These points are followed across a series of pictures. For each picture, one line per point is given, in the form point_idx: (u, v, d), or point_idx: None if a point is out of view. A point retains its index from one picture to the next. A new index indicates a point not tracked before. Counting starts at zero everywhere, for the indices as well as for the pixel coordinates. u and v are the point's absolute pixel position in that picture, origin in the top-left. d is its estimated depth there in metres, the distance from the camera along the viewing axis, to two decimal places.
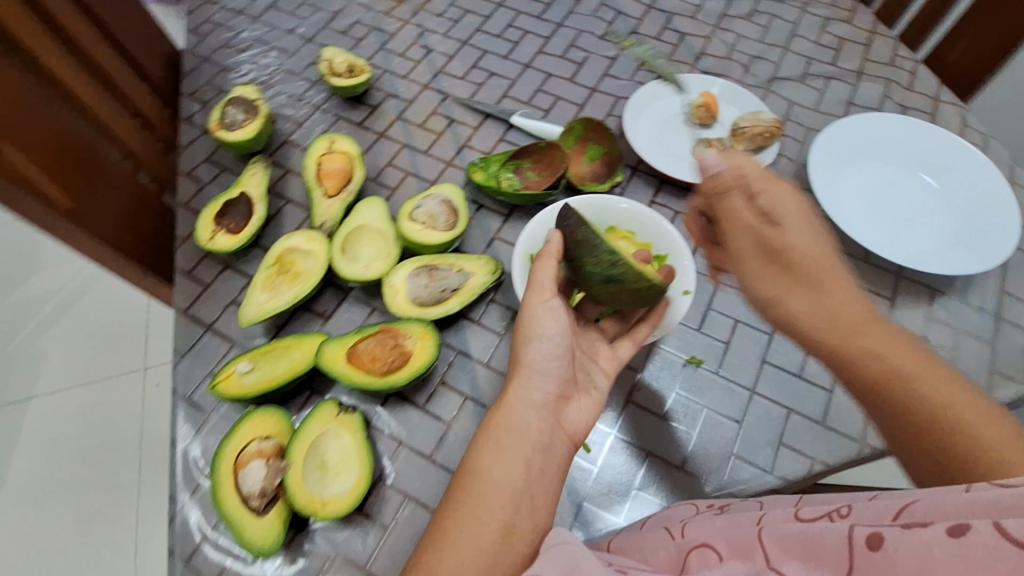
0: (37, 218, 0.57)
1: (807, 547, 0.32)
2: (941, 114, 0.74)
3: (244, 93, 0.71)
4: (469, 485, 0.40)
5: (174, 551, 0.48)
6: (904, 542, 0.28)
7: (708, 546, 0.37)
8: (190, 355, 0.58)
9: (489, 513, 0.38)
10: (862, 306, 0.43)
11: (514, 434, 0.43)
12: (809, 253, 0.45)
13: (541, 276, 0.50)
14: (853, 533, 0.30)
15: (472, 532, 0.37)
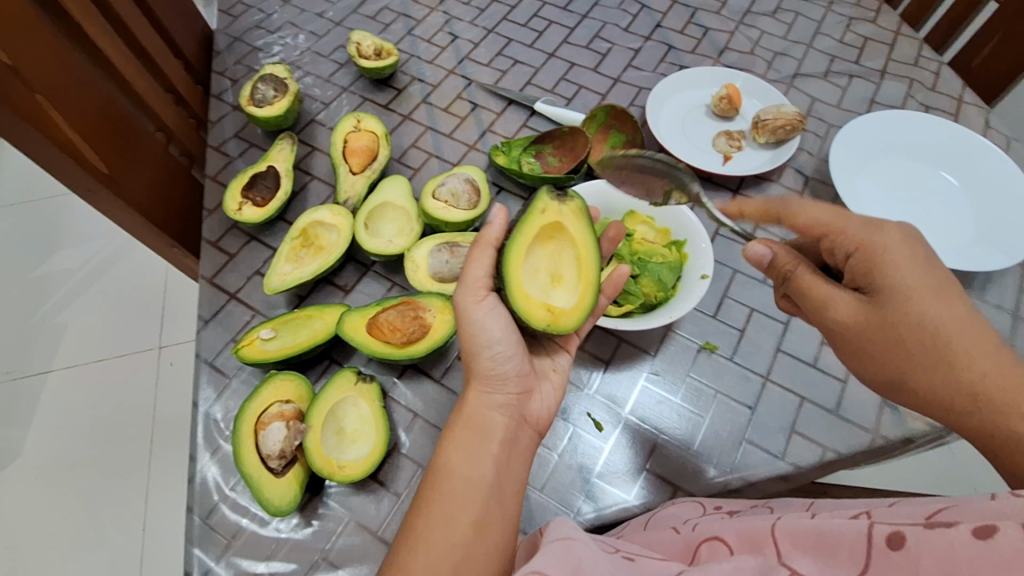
0: (74, 181, 0.59)
1: (820, 542, 0.33)
2: (964, 115, 0.74)
3: (274, 72, 0.73)
4: (436, 480, 0.39)
5: (192, 508, 0.49)
6: (927, 542, 0.29)
7: (718, 539, 0.38)
8: (213, 321, 0.59)
9: (456, 509, 0.37)
10: (950, 318, 0.38)
11: (475, 431, 0.42)
12: (932, 307, 0.39)
13: (471, 272, 0.46)
14: (873, 531, 0.31)
15: (437, 529, 0.37)
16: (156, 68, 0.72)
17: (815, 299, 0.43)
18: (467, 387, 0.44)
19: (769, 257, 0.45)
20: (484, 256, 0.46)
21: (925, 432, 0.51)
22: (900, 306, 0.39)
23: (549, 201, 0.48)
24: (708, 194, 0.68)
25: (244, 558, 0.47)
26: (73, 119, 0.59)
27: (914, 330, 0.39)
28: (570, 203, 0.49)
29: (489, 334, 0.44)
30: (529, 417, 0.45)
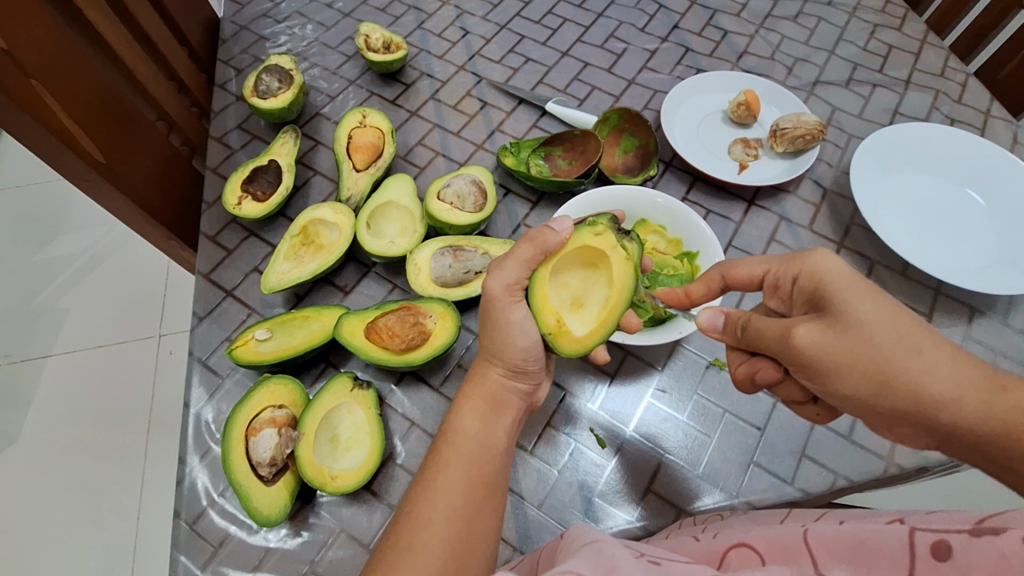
0: (70, 169, 0.57)
1: (859, 551, 0.31)
2: (991, 129, 0.72)
3: (280, 63, 0.71)
4: (447, 441, 0.39)
5: (179, 513, 0.48)
6: (976, 552, 0.28)
7: (747, 546, 0.36)
8: (209, 318, 0.58)
9: (467, 469, 0.37)
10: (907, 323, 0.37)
11: (497, 399, 0.42)
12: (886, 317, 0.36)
13: (510, 271, 0.42)
14: (916, 539, 0.30)
15: (456, 481, 0.37)
16: (159, 54, 0.70)
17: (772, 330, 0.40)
18: (490, 363, 0.43)
19: (723, 320, 0.44)
20: (529, 255, 0.43)
21: (941, 461, 0.49)
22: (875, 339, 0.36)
23: (606, 227, 0.47)
24: (722, 204, 0.65)
25: (231, 567, 0.46)
26: (72, 106, 0.57)
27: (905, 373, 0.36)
28: (626, 241, 0.47)
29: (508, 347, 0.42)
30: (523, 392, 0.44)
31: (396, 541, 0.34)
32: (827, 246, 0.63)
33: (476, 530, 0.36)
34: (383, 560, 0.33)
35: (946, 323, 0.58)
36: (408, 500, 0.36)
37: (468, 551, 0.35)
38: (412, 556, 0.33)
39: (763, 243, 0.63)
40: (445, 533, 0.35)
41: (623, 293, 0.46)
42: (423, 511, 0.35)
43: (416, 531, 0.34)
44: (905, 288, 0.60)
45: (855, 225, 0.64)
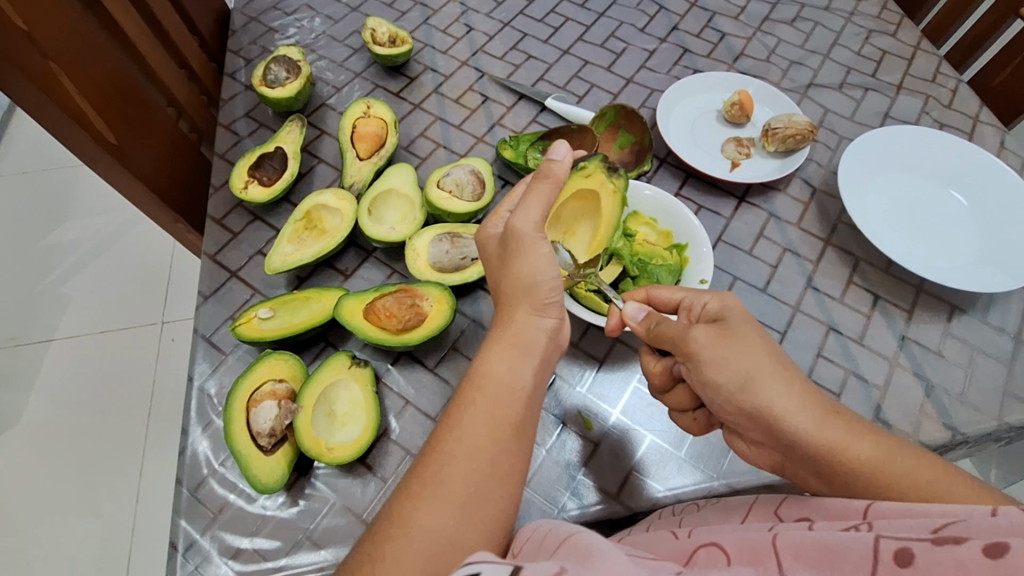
0: (83, 149, 0.60)
1: (823, 556, 0.31)
2: (979, 134, 0.73)
3: (288, 54, 0.73)
4: (476, 384, 0.39)
5: (180, 480, 0.50)
6: (937, 559, 0.27)
7: (717, 546, 0.36)
8: (213, 297, 0.60)
9: (493, 410, 0.37)
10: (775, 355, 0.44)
11: (530, 342, 0.41)
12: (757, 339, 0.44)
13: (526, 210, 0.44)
14: (880, 547, 0.29)
15: (480, 421, 0.37)
16: (171, 43, 0.72)
17: (660, 327, 0.47)
18: (516, 307, 0.42)
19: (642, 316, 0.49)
20: (548, 191, 0.44)
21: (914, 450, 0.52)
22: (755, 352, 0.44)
23: (595, 167, 0.55)
24: (713, 200, 0.67)
25: (229, 533, 0.48)
26: (84, 87, 0.59)
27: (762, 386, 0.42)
28: (614, 179, 0.54)
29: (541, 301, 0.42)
30: (549, 327, 0.42)
31: (422, 477, 0.35)
32: (814, 243, 0.65)
33: (500, 466, 0.36)
34: (411, 484, 0.35)
35: (925, 321, 0.60)
36: (434, 435, 0.37)
37: (492, 488, 0.36)
38: (437, 489, 0.35)
39: (752, 239, 0.65)
40: (470, 469, 0.35)
41: (609, 225, 0.55)
42: (447, 447, 0.36)
43: (439, 467, 0.35)
44: (888, 285, 0.62)
45: (842, 223, 0.66)
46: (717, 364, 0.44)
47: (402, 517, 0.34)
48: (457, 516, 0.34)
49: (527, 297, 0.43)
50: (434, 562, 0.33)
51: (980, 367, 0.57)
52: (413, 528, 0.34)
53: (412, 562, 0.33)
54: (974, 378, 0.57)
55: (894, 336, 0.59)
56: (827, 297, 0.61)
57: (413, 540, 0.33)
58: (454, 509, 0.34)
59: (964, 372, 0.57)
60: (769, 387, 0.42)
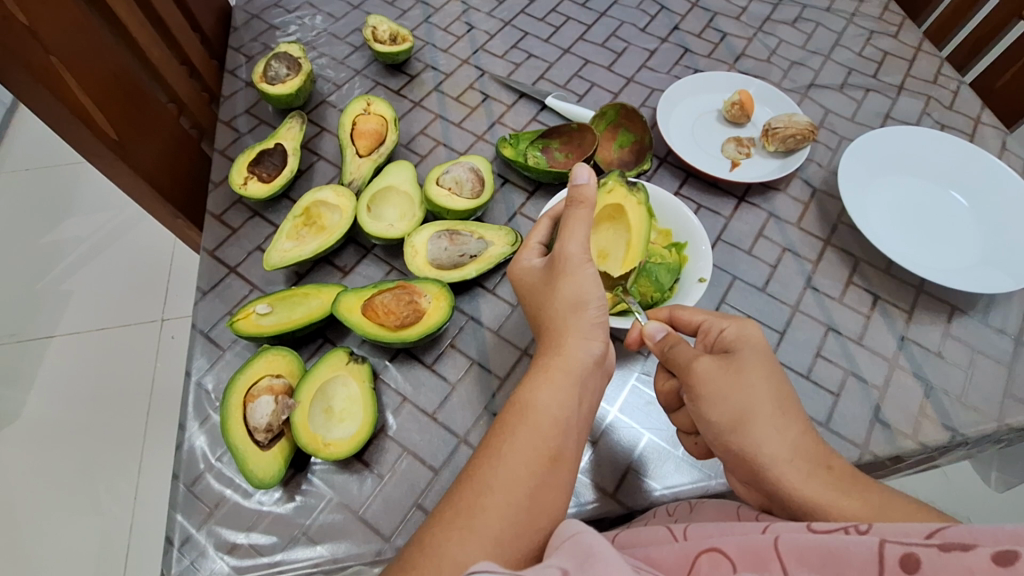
0: (84, 145, 0.60)
1: (828, 559, 0.32)
2: (980, 135, 0.73)
3: (289, 51, 0.73)
4: (520, 413, 0.41)
5: (177, 475, 0.50)
6: (943, 565, 0.28)
7: (719, 551, 0.35)
8: (212, 293, 0.60)
9: (535, 440, 0.39)
10: (780, 391, 0.44)
11: (571, 373, 0.43)
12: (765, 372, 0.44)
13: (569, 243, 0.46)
14: (886, 551, 0.30)
15: (521, 452, 0.39)
16: (173, 40, 0.72)
17: (676, 356, 0.46)
18: (563, 337, 0.45)
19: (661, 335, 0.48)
20: (587, 218, 0.46)
21: (913, 451, 0.52)
22: (760, 384, 0.44)
23: (616, 183, 0.56)
24: (713, 200, 0.67)
25: (225, 528, 0.47)
26: (85, 83, 0.59)
27: (760, 422, 0.42)
28: (635, 191, 0.56)
29: (583, 335, 0.45)
30: (594, 353, 0.44)
31: (459, 508, 0.37)
32: (814, 243, 0.65)
33: (538, 499, 0.37)
34: (446, 513, 0.37)
35: (926, 321, 0.59)
36: (474, 465, 0.39)
37: (530, 519, 0.37)
38: (470, 519, 0.36)
39: (752, 239, 0.65)
40: (510, 501, 0.37)
41: (640, 235, 0.55)
42: (487, 478, 0.38)
43: (477, 497, 0.37)
44: (888, 285, 0.62)
45: (843, 223, 0.66)
46: (713, 392, 0.44)
47: (434, 546, 0.35)
48: (490, 548, 0.35)
49: (571, 330, 0.45)
50: None
51: (980, 368, 0.57)
52: (445, 556, 0.34)
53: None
54: (975, 380, 0.56)
55: (894, 336, 0.59)
56: (826, 297, 0.61)
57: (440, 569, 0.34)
58: (490, 540, 0.35)
59: (964, 374, 0.56)
60: (760, 422, 0.42)
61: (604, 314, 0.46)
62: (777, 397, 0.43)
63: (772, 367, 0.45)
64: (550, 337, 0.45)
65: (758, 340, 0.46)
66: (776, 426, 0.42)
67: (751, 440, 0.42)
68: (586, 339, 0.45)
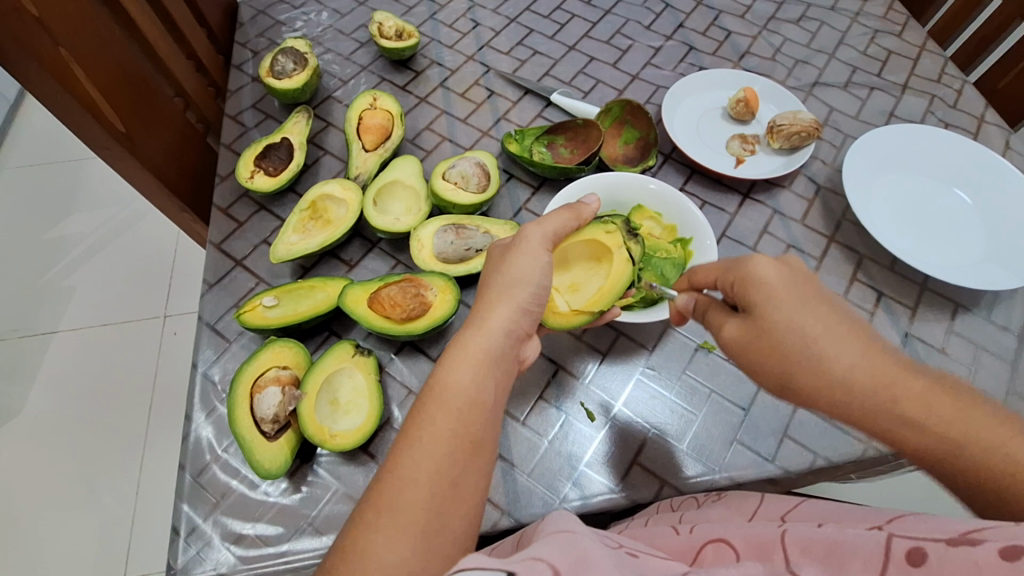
0: (92, 137, 0.60)
1: (832, 552, 0.31)
2: (984, 134, 0.73)
3: (295, 46, 0.73)
4: (438, 397, 0.38)
5: (184, 465, 0.50)
6: (950, 559, 0.28)
7: (725, 542, 0.37)
8: (218, 286, 0.60)
9: (457, 428, 0.37)
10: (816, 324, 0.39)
11: (493, 354, 0.41)
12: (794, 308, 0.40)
13: (534, 230, 0.48)
14: (892, 544, 0.30)
15: (440, 437, 0.36)
16: (180, 35, 0.72)
17: (711, 326, 0.46)
18: (486, 317, 0.43)
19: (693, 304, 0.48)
20: (566, 220, 0.50)
21: None
22: (783, 329, 0.40)
23: (617, 227, 0.54)
24: (717, 196, 0.67)
25: (232, 519, 0.48)
26: (93, 76, 0.60)
27: (809, 362, 0.39)
28: (632, 244, 0.54)
29: (511, 318, 0.43)
30: (514, 334, 0.43)
31: (377, 505, 0.34)
32: (818, 240, 0.65)
33: (459, 489, 0.36)
34: (367, 513, 0.34)
35: (930, 318, 0.60)
36: (390, 458, 0.36)
37: (453, 510, 0.35)
38: (394, 516, 0.34)
39: (756, 235, 0.65)
40: (428, 494, 0.34)
41: (615, 285, 0.53)
42: (406, 472, 0.35)
43: (397, 493, 0.34)
44: (892, 282, 0.62)
45: (846, 221, 0.66)
46: (743, 352, 0.42)
47: (357, 550, 0.33)
48: (416, 544, 0.33)
49: (498, 310, 0.43)
50: None
51: (984, 365, 0.57)
52: (370, 558, 0.32)
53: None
54: (978, 377, 0.56)
55: (898, 333, 0.59)
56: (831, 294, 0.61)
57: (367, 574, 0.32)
58: (413, 536, 0.33)
59: (968, 371, 0.56)
60: (814, 359, 0.39)
61: (536, 296, 0.45)
62: (820, 329, 0.39)
63: (803, 295, 0.40)
64: (474, 318, 0.43)
65: (776, 270, 0.41)
66: (833, 360, 0.38)
67: (813, 384, 0.39)
68: (510, 319, 0.43)
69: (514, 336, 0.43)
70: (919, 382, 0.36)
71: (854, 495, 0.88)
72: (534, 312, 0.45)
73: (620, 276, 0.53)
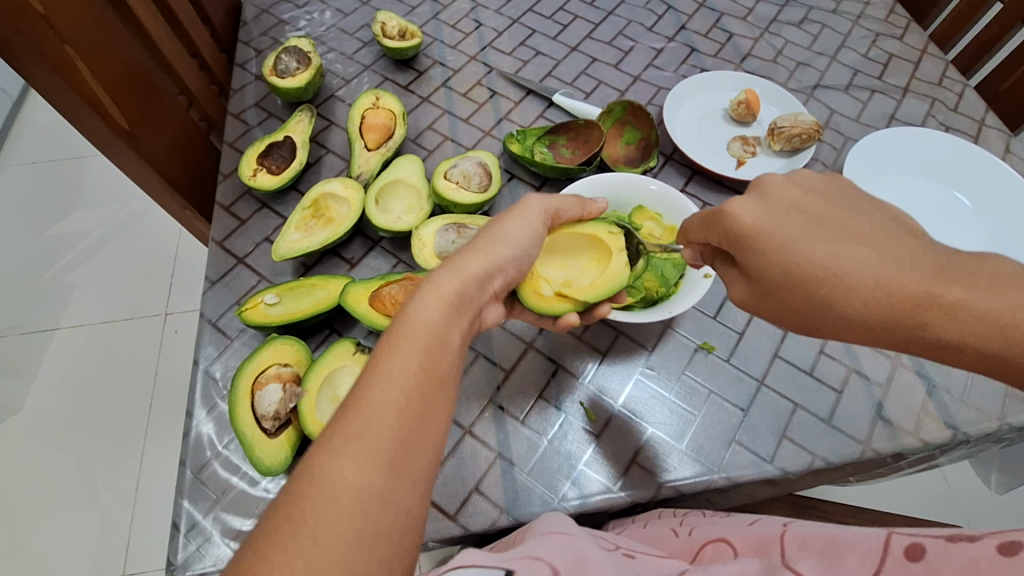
0: (95, 133, 0.60)
1: (831, 546, 0.33)
2: (984, 138, 0.74)
3: (299, 45, 0.73)
4: (410, 328, 0.36)
5: (185, 461, 0.50)
6: (948, 556, 0.29)
7: (725, 541, 0.39)
8: (220, 283, 0.60)
9: (428, 360, 0.35)
10: (821, 270, 0.38)
11: (466, 296, 0.40)
12: (795, 258, 0.39)
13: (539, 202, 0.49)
14: (891, 541, 0.32)
15: (411, 367, 0.34)
16: (185, 33, 0.73)
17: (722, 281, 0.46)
18: (461, 261, 0.42)
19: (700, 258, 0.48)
20: (573, 204, 0.52)
21: (915, 449, 0.53)
22: (793, 294, 0.40)
23: (622, 234, 0.54)
24: (718, 198, 0.68)
25: (232, 515, 0.48)
26: (98, 73, 0.60)
27: (826, 309, 0.39)
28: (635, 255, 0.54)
29: (491, 263, 0.43)
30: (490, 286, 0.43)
31: (344, 430, 0.31)
32: None
33: (429, 422, 0.33)
34: (330, 438, 0.31)
35: None
36: (357, 384, 0.34)
37: (422, 442, 0.32)
38: (362, 444, 0.31)
39: None
40: (397, 420, 0.32)
41: (605, 286, 0.52)
42: (374, 398, 0.32)
43: (366, 417, 0.32)
44: None
45: None
46: (764, 313, 0.43)
47: (321, 476, 0.29)
48: (384, 473, 0.30)
49: (478, 256, 0.42)
50: (358, 524, 0.29)
51: None
52: (336, 485, 0.29)
53: (337, 527, 0.28)
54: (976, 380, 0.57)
55: None
56: None
57: (333, 500, 0.29)
58: (381, 464, 0.30)
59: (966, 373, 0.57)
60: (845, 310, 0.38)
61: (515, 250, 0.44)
62: (822, 267, 0.38)
63: (796, 236, 0.39)
64: (450, 261, 0.42)
65: (751, 212, 0.41)
66: (846, 298, 0.38)
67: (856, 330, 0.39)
68: (489, 265, 0.42)
69: (485, 278, 0.42)
70: (950, 286, 0.35)
71: (853, 496, 0.88)
72: (510, 270, 0.45)
73: (613, 282, 0.52)
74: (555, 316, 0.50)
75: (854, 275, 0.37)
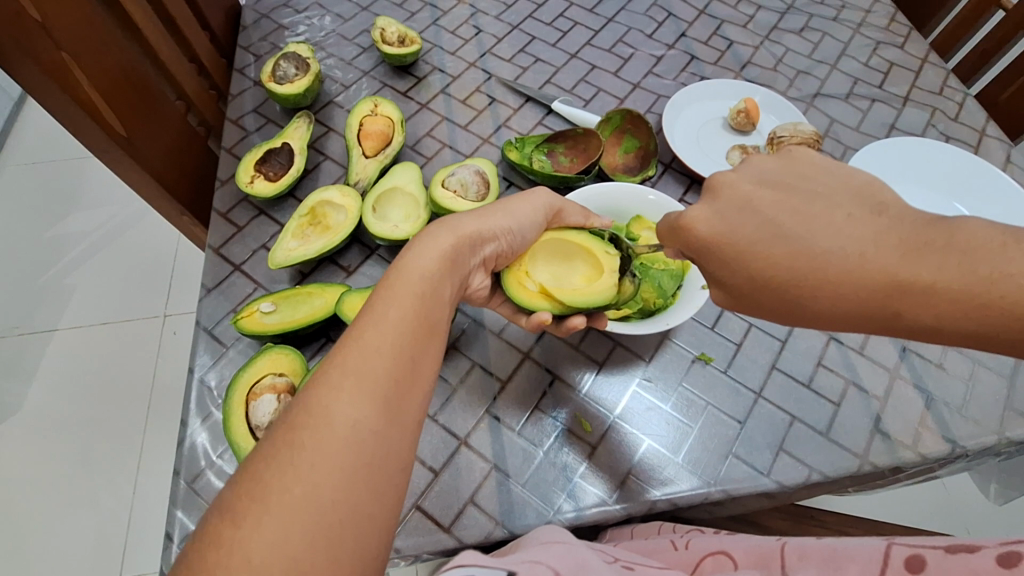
0: (92, 139, 0.60)
1: (831, 557, 0.34)
2: (985, 148, 0.73)
3: (298, 51, 0.73)
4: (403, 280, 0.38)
5: (179, 471, 0.50)
6: (947, 565, 0.31)
7: (725, 554, 0.38)
8: (216, 291, 0.60)
9: (419, 309, 0.37)
10: (784, 271, 0.39)
11: (456, 257, 0.42)
12: (765, 256, 0.40)
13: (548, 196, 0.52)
14: (892, 552, 0.33)
15: (403, 314, 0.36)
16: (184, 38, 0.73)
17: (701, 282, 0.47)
18: (454, 223, 0.44)
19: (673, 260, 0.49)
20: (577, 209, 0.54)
21: (913, 462, 0.52)
22: (773, 297, 0.41)
23: (619, 256, 0.54)
24: None
25: None
26: (96, 79, 0.60)
27: (805, 310, 0.39)
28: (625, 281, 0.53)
29: (484, 228, 0.45)
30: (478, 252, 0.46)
31: (341, 366, 0.32)
32: None
33: (418, 366, 0.35)
34: (328, 374, 0.32)
35: None
36: (351, 329, 0.35)
37: (412, 383, 0.34)
38: (358, 380, 0.32)
39: None
40: (390, 361, 0.34)
41: (585, 297, 0.51)
42: (369, 339, 0.34)
43: (361, 355, 0.33)
44: None
45: None
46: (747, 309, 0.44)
47: (319, 408, 0.30)
48: (378, 408, 0.32)
49: (471, 221, 0.45)
50: (353, 450, 0.30)
51: (981, 380, 0.57)
52: (333, 417, 0.30)
53: (333, 452, 0.29)
54: (976, 392, 0.56)
55: (895, 347, 0.59)
56: None
57: (330, 428, 0.30)
58: (375, 399, 0.32)
59: (966, 386, 0.56)
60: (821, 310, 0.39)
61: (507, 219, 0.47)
62: (788, 269, 0.39)
63: (763, 242, 0.40)
64: (443, 222, 0.45)
65: (706, 222, 0.42)
66: (816, 299, 0.38)
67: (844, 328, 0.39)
68: (480, 228, 0.45)
69: (473, 244, 0.45)
70: (930, 263, 0.35)
71: (853, 506, 0.88)
72: (500, 240, 0.47)
73: (595, 296, 0.52)
74: (529, 310, 0.51)
75: (829, 262, 0.37)
